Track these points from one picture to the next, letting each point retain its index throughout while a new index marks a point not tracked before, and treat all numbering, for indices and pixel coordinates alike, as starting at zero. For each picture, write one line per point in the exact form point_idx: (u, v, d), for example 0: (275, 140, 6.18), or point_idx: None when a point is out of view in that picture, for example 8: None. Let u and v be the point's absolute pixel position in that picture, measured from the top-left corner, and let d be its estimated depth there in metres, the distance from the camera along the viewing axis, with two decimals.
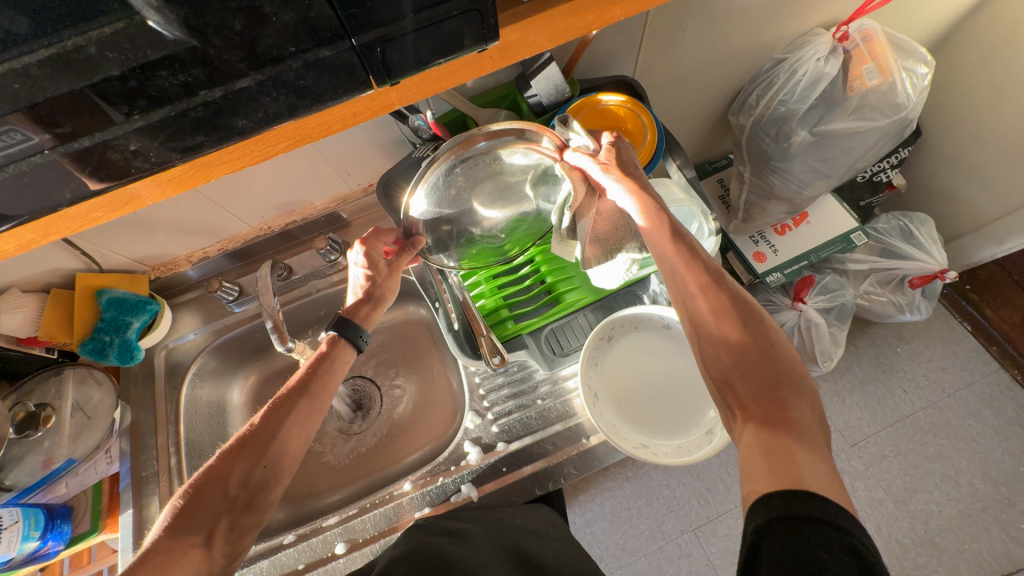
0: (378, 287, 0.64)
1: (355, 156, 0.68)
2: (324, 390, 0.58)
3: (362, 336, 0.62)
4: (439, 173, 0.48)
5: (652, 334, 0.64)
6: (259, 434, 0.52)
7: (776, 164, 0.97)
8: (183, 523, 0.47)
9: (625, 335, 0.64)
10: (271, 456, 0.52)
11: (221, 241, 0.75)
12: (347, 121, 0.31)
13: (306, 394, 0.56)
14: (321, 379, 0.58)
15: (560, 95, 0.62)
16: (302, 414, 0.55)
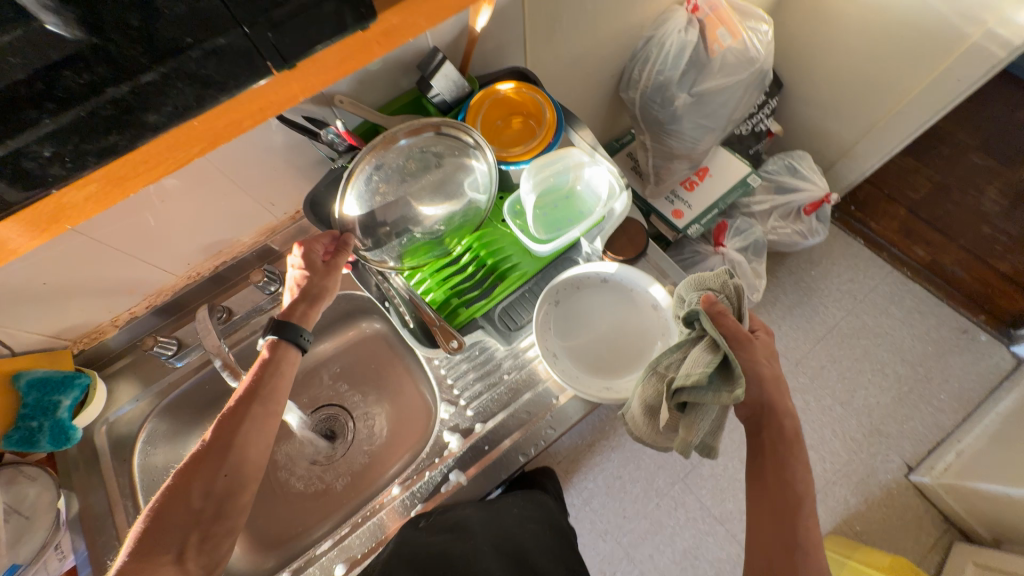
0: (313, 287, 0.62)
1: (276, 183, 0.69)
2: (276, 393, 0.57)
3: (303, 335, 0.60)
4: (366, 171, 0.57)
5: (593, 290, 0.70)
6: (214, 446, 0.53)
7: (669, 128, 1.08)
8: (149, 546, 0.48)
9: (569, 297, 0.70)
10: (231, 464, 0.53)
11: (147, 297, 0.72)
12: (257, 116, 0.34)
13: (257, 400, 0.56)
14: (269, 381, 0.57)
15: (460, 90, 0.67)
16: (254, 418, 0.55)
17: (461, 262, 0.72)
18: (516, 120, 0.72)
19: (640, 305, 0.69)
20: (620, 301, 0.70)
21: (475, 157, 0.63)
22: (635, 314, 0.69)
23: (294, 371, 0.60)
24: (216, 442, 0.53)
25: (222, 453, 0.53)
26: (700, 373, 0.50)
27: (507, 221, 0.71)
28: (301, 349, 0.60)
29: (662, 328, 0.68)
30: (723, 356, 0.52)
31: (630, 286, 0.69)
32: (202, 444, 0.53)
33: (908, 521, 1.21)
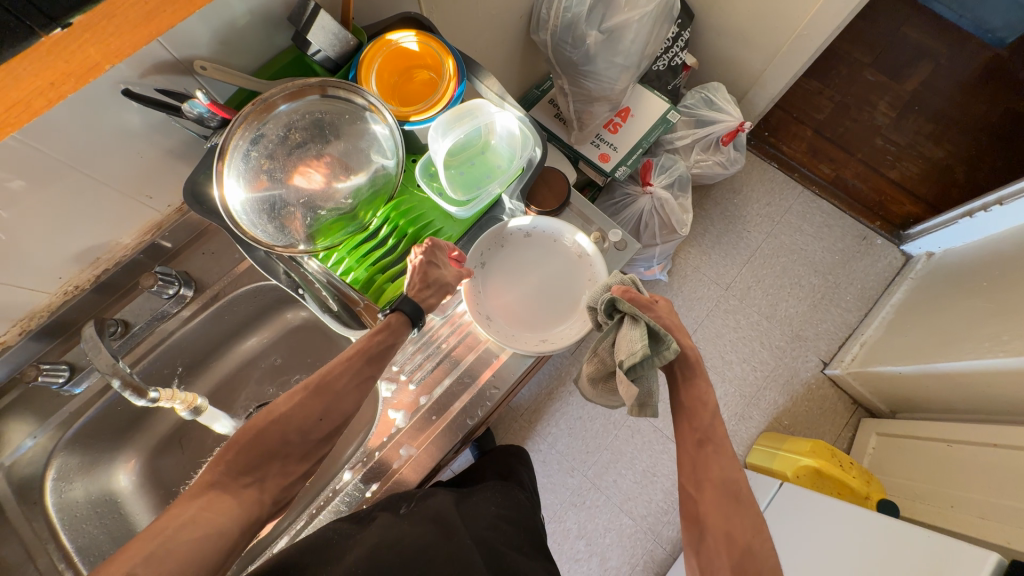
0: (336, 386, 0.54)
1: (146, 172, 0.60)
2: (380, 361, 0.57)
3: (419, 318, 0.60)
4: (243, 140, 0.53)
5: (518, 245, 0.72)
6: (325, 394, 0.53)
7: (585, 69, 1.05)
8: (242, 460, 0.49)
9: (495, 255, 0.71)
10: (329, 413, 0.53)
11: (18, 323, 0.62)
12: (50, 94, 0.33)
13: (364, 361, 0.56)
14: (371, 346, 0.57)
15: (346, 45, 0.60)
16: (360, 378, 0.56)
17: (380, 235, 0.66)
18: (418, 73, 0.66)
19: (565, 255, 0.71)
20: (547, 254, 0.72)
21: (372, 119, 0.58)
22: (562, 264, 0.71)
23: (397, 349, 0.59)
24: (317, 383, 0.54)
25: (320, 399, 0.53)
26: (642, 349, 0.51)
27: (422, 184, 0.66)
28: (409, 326, 0.60)
29: (590, 274, 0.70)
30: (652, 326, 0.53)
31: (553, 236, 0.71)
32: (309, 381, 0.54)
33: (826, 410, 1.39)
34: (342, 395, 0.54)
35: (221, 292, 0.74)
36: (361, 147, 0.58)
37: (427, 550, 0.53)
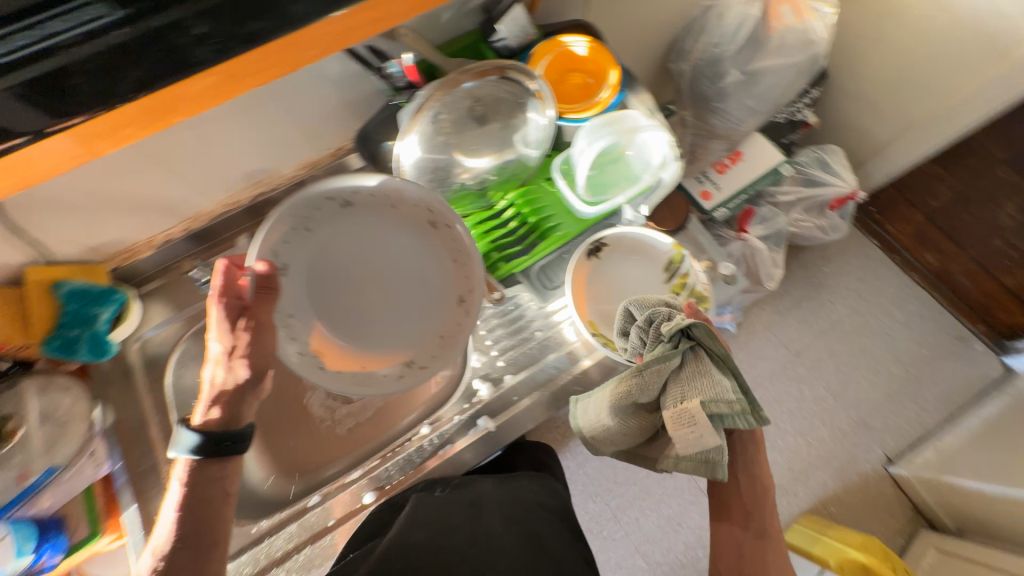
0: (192, 528, 0.47)
1: (323, 117, 0.68)
2: (219, 521, 0.48)
3: (242, 442, 0.50)
4: (432, 106, 0.57)
5: (331, 224, 0.59)
6: (188, 532, 0.47)
7: (715, 105, 1.06)
8: None
9: (373, 212, 0.61)
10: (214, 557, 0.47)
11: (185, 221, 0.71)
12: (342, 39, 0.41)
13: (190, 506, 0.48)
14: (199, 498, 0.48)
15: (526, 38, 0.65)
16: (203, 545, 0.47)
17: (504, 217, 0.71)
18: (575, 75, 0.70)
19: (405, 219, 0.62)
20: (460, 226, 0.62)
21: (533, 107, 0.63)
22: (410, 232, 0.62)
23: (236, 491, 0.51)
24: (182, 519, 0.47)
25: (197, 539, 0.47)
26: (738, 401, 0.51)
27: (554, 178, 0.70)
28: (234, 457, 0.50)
29: (452, 239, 0.62)
30: (743, 390, 0.53)
31: (387, 199, 0.60)
32: (171, 519, 0.47)
33: (879, 509, 1.29)
34: (196, 541, 0.47)
35: None
36: (514, 129, 0.64)
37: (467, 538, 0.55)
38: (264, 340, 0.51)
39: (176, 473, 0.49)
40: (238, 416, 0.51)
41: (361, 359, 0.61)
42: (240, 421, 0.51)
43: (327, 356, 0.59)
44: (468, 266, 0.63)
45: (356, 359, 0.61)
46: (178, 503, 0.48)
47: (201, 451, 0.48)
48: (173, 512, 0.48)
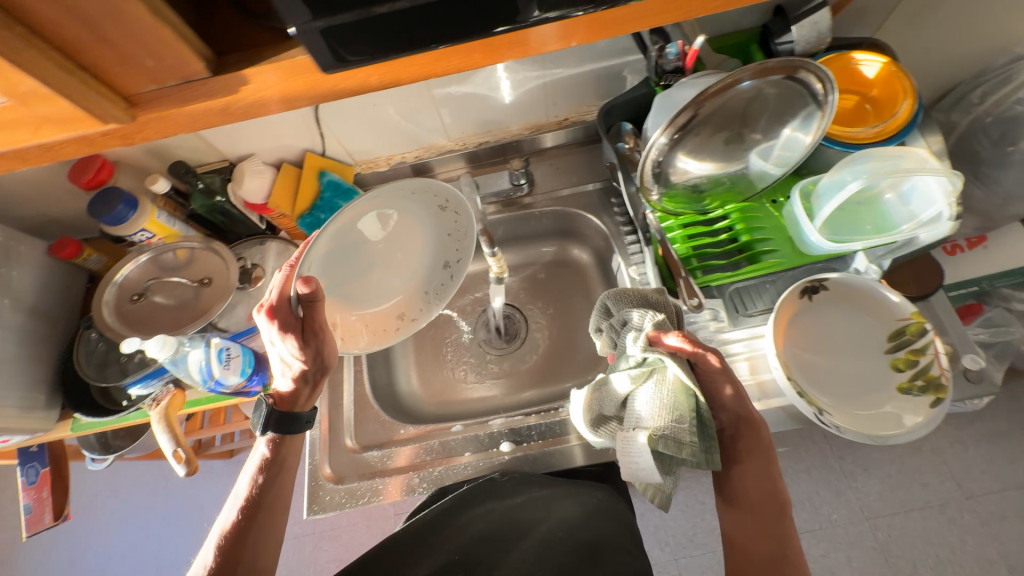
0: (265, 490, 0.55)
1: (570, 85, 0.71)
2: (282, 493, 0.56)
3: (299, 422, 0.57)
4: (703, 105, 0.52)
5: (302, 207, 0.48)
6: (262, 496, 0.54)
7: (986, 172, 0.83)
8: (227, 564, 0.50)
9: (398, 202, 0.60)
10: (276, 514, 0.54)
11: (421, 149, 0.81)
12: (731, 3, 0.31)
13: (267, 478, 0.55)
14: (275, 477, 0.55)
15: (818, 45, 0.60)
16: (271, 510, 0.54)
17: (716, 227, 0.67)
18: (850, 99, 0.63)
19: (423, 205, 0.62)
20: (466, 214, 0.65)
21: (806, 112, 0.56)
22: (421, 212, 0.63)
23: (297, 459, 0.58)
24: (257, 491, 0.54)
25: (263, 503, 0.54)
26: (687, 453, 0.47)
27: (791, 200, 0.63)
28: (298, 433, 0.58)
29: (455, 221, 0.65)
30: (677, 424, 0.47)
31: (412, 189, 0.59)
32: (249, 490, 0.55)
33: None
34: (268, 505, 0.54)
35: (542, 202, 0.81)
36: (773, 133, 0.59)
37: (522, 538, 0.58)
38: (324, 346, 0.54)
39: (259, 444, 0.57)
40: (303, 400, 0.58)
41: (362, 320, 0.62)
42: (301, 404, 0.58)
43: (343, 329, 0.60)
44: (465, 244, 0.66)
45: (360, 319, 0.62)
46: (258, 468, 0.56)
47: (274, 427, 0.56)
48: (251, 477, 0.55)
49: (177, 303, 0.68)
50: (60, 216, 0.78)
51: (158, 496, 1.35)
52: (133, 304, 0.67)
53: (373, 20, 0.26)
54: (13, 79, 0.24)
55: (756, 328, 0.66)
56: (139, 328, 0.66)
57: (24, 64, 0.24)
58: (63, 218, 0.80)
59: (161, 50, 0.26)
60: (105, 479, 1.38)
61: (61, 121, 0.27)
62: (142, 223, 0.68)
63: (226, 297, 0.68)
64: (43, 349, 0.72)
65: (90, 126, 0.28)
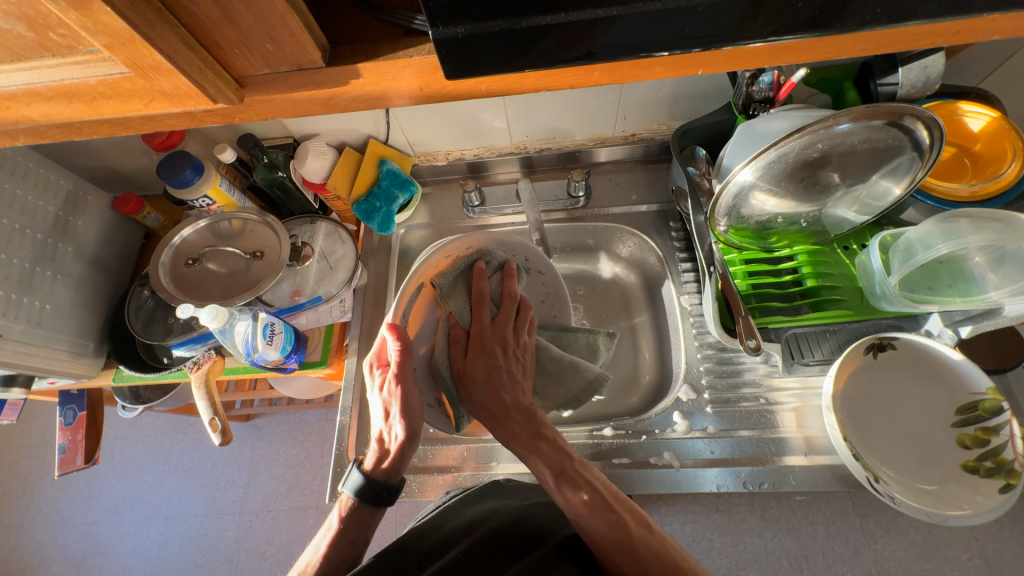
0: (344, 545, 0.52)
1: (644, 102, 0.69)
2: (354, 547, 0.53)
3: (385, 493, 0.54)
4: (796, 142, 0.48)
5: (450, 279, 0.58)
6: (328, 567, 0.51)
7: None
8: None
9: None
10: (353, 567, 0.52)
11: (481, 148, 0.80)
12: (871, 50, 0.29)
13: (343, 531, 0.53)
14: (347, 540, 0.52)
15: (922, 91, 0.54)
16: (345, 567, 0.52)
17: (780, 267, 0.64)
18: (948, 151, 0.59)
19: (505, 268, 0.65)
20: (550, 273, 0.66)
21: (906, 160, 0.52)
22: None
23: (377, 517, 0.55)
24: (332, 547, 0.52)
25: (343, 559, 0.52)
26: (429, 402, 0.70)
27: (867, 250, 0.60)
28: (383, 504, 0.54)
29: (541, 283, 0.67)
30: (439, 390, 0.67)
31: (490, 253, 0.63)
32: (322, 549, 0.52)
33: None
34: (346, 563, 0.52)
35: (596, 217, 0.79)
36: (863, 180, 0.55)
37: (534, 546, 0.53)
38: (416, 407, 0.52)
39: (336, 506, 0.55)
40: (395, 472, 0.54)
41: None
42: (393, 477, 0.54)
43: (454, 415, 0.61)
44: (558, 306, 0.68)
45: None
46: (332, 537, 0.53)
47: (360, 496, 0.53)
48: (322, 545, 0.53)
49: (228, 272, 0.69)
50: (125, 171, 0.80)
51: (175, 448, 1.40)
52: (187, 268, 0.68)
53: (516, 31, 0.24)
54: (140, 53, 0.24)
55: (808, 379, 0.63)
56: (190, 292, 0.67)
57: (156, 39, 0.23)
58: (128, 173, 0.82)
59: (284, 37, 0.26)
60: (128, 425, 1.44)
61: (174, 97, 0.27)
62: (204, 189, 0.69)
63: (276, 271, 0.68)
64: (97, 299, 0.75)
65: (201, 105, 0.28)
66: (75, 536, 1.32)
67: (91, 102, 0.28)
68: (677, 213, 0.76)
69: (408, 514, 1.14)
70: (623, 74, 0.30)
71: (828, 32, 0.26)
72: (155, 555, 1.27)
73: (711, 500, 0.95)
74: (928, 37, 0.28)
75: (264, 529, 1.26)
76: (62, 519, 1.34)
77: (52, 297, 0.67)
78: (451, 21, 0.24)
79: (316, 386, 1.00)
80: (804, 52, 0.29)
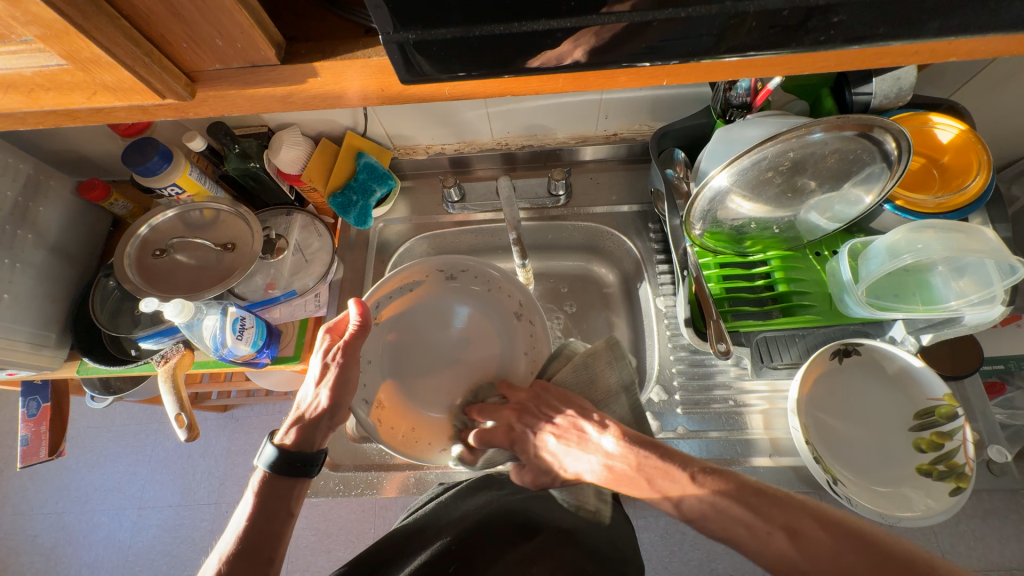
0: (258, 528, 0.48)
1: (626, 103, 0.69)
2: (271, 537, 0.48)
3: (311, 459, 0.52)
4: (770, 149, 0.49)
5: (434, 293, 0.66)
6: (249, 541, 0.47)
7: None
8: None
9: (469, 292, 0.67)
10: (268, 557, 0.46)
11: (462, 143, 0.79)
12: (834, 66, 0.29)
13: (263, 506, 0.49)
14: (261, 524, 0.48)
15: (895, 102, 0.55)
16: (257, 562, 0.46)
17: (753, 272, 0.65)
18: (918, 162, 0.60)
19: (501, 308, 0.67)
20: (539, 323, 0.66)
21: (874, 170, 0.53)
22: (494, 312, 0.67)
23: (297, 503, 0.52)
24: (251, 528, 0.48)
25: (261, 543, 0.47)
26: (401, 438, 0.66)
27: (837, 258, 0.61)
28: (306, 474, 0.52)
29: (529, 333, 0.66)
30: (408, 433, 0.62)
31: (484, 282, 0.67)
32: (238, 533, 0.47)
33: None
34: (268, 549, 0.47)
35: (576, 216, 0.79)
36: (830, 190, 0.56)
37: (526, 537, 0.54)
38: (349, 378, 0.55)
39: (253, 484, 0.51)
40: (316, 442, 0.54)
41: (412, 422, 0.63)
42: (315, 447, 0.54)
43: (389, 420, 0.61)
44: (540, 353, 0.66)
45: (410, 418, 0.63)
46: (252, 510, 0.49)
47: (276, 467, 0.51)
48: (241, 521, 0.48)
49: (197, 264, 0.67)
50: (90, 155, 0.77)
51: (149, 438, 1.37)
52: (155, 259, 0.66)
53: (473, 39, 0.24)
54: (77, 44, 0.23)
55: (776, 381, 0.65)
56: (157, 284, 0.65)
57: (94, 31, 0.22)
58: (94, 157, 0.79)
59: (234, 34, 0.25)
60: (100, 414, 1.41)
61: (118, 91, 0.26)
62: (174, 177, 0.67)
63: (248, 264, 0.66)
64: (60, 288, 0.72)
65: (149, 99, 0.27)
66: (45, 526, 1.29)
67: (30, 93, 0.26)
68: (656, 215, 0.76)
69: (385, 505, 1.15)
70: (589, 82, 0.30)
71: (789, 50, 0.26)
72: (128, 545, 1.25)
73: None
74: (892, 57, 0.28)
75: None
76: (31, 508, 1.31)
77: (11, 287, 0.64)
78: (409, 26, 0.23)
79: (293, 378, 0.99)
80: (767, 67, 0.30)
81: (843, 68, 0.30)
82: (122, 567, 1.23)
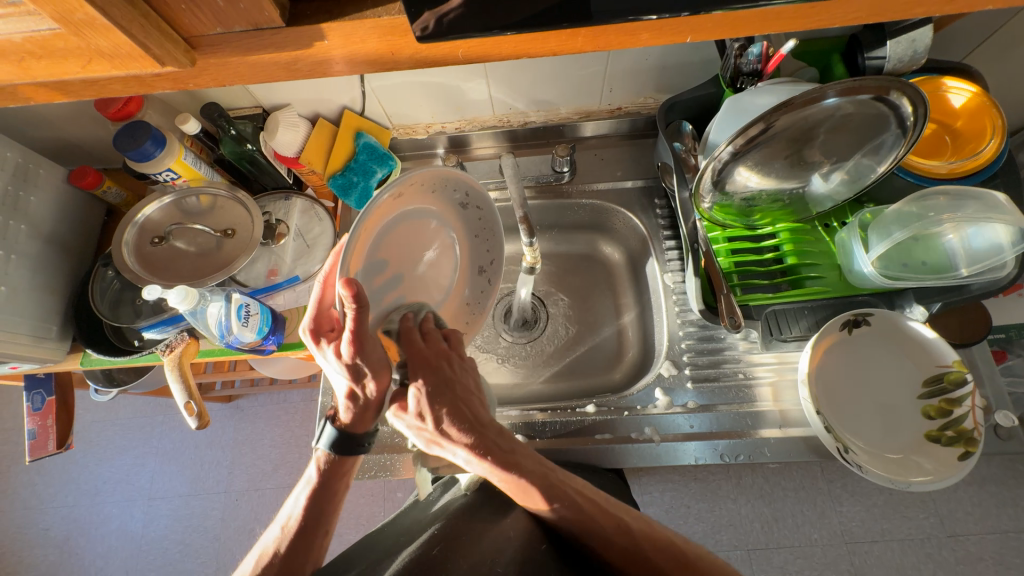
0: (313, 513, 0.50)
1: (631, 74, 0.67)
2: (327, 517, 0.51)
3: (361, 441, 0.51)
4: (781, 118, 0.47)
5: (386, 216, 0.51)
6: (308, 520, 0.50)
7: None
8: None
9: (419, 197, 0.55)
10: (321, 531, 0.50)
11: (462, 120, 0.77)
12: (855, 16, 0.29)
13: (322, 486, 0.51)
14: (318, 505, 0.50)
15: (909, 66, 0.53)
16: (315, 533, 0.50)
17: (762, 244, 0.64)
18: (930, 128, 0.59)
19: (446, 204, 0.58)
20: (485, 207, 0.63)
21: (892, 135, 0.51)
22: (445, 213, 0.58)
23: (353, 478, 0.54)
24: (309, 509, 0.50)
25: (315, 524, 0.50)
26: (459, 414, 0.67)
27: (847, 228, 0.60)
28: (357, 453, 0.52)
29: (478, 218, 0.62)
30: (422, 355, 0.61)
31: (433, 185, 0.55)
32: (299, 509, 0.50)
33: None
34: (324, 523, 0.50)
35: (581, 193, 0.77)
36: (846, 156, 0.54)
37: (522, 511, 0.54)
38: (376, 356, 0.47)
39: (313, 461, 0.52)
40: (370, 421, 0.51)
41: None
42: (368, 425, 0.52)
43: None
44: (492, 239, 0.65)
45: None
46: (310, 491, 0.51)
47: (334, 449, 0.51)
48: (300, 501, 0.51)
49: (198, 251, 0.65)
50: (79, 142, 0.75)
51: (155, 430, 1.37)
52: (153, 247, 0.65)
53: None
54: (70, 4, 0.22)
55: (785, 354, 0.65)
56: (157, 272, 0.64)
57: None
58: (83, 143, 0.76)
59: None
60: (104, 408, 1.40)
61: (116, 57, 0.25)
62: (168, 162, 0.65)
63: (250, 250, 0.65)
64: (59, 279, 0.71)
65: (147, 66, 0.26)
66: (56, 519, 1.30)
67: (21, 61, 0.26)
68: (662, 190, 0.75)
69: (394, 489, 1.16)
70: (608, 40, 0.29)
71: None
72: (140, 535, 1.27)
73: (690, 469, 0.98)
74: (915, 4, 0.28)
75: (250, 508, 1.26)
76: (41, 502, 1.32)
77: (7, 277, 0.63)
78: None
79: (298, 365, 0.99)
80: (791, 20, 0.29)
81: (866, 19, 0.29)
82: (135, 556, 1.24)
